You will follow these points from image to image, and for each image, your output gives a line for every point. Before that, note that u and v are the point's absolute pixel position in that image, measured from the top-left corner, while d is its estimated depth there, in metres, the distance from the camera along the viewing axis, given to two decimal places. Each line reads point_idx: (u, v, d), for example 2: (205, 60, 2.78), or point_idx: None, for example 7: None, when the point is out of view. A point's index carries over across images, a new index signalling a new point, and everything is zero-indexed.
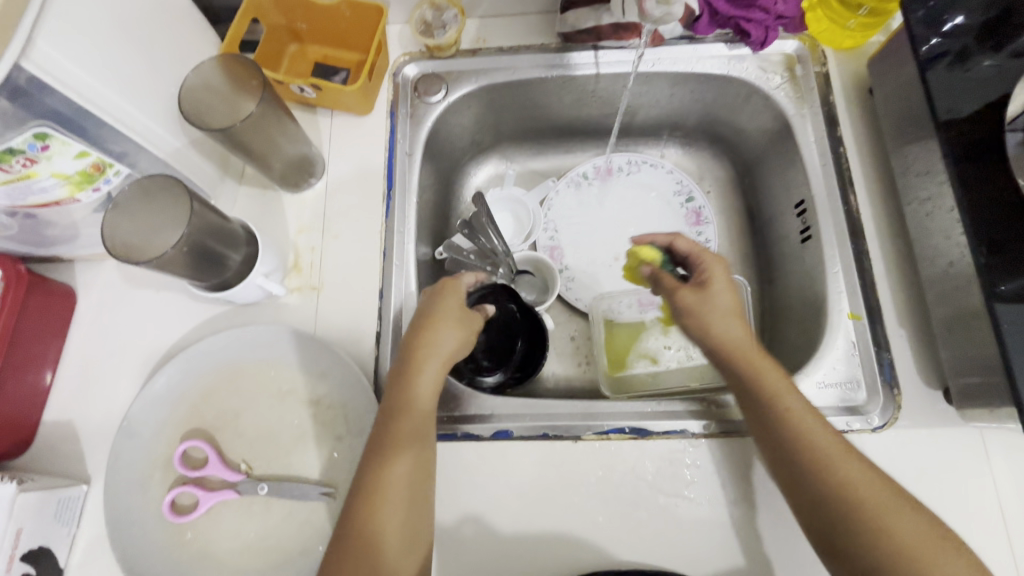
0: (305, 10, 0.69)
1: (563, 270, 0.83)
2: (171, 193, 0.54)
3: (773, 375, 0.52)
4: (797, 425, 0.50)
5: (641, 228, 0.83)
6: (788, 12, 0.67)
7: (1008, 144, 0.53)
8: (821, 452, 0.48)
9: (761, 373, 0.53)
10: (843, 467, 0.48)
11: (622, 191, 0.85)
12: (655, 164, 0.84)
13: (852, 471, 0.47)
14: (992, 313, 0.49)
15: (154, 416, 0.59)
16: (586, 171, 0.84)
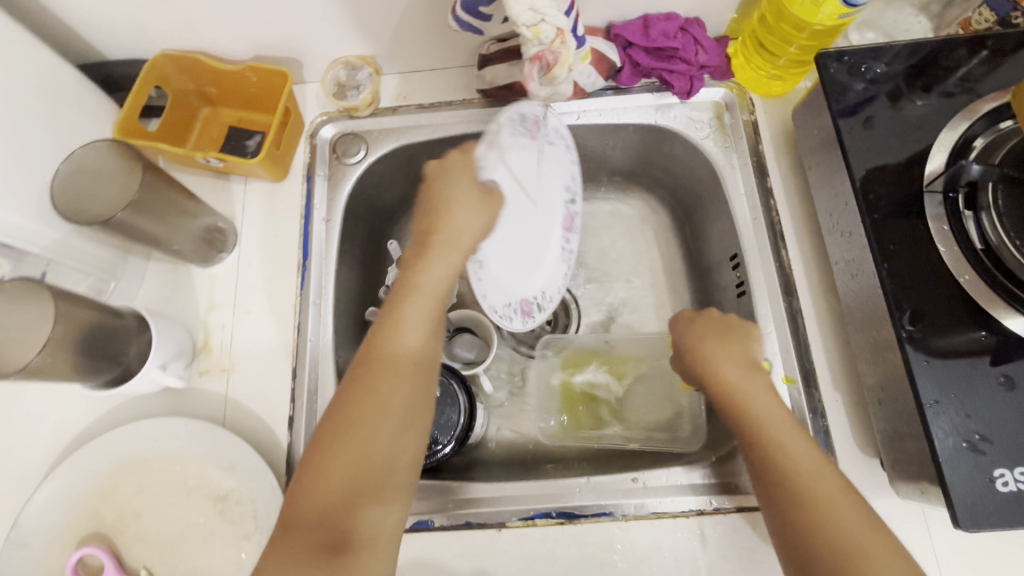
0: (211, 75, 0.66)
1: (482, 247, 0.53)
2: (37, 299, 0.51)
3: (766, 405, 0.46)
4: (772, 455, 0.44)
5: (540, 210, 0.57)
6: (710, 61, 0.66)
7: (926, 206, 0.52)
8: (808, 491, 0.42)
9: (750, 406, 0.46)
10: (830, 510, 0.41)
11: (548, 161, 0.59)
12: (559, 139, 0.60)
13: (840, 514, 0.41)
14: (912, 386, 0.48)
15: (46, 522, 0.55)
16: (535, 113, 0.55)
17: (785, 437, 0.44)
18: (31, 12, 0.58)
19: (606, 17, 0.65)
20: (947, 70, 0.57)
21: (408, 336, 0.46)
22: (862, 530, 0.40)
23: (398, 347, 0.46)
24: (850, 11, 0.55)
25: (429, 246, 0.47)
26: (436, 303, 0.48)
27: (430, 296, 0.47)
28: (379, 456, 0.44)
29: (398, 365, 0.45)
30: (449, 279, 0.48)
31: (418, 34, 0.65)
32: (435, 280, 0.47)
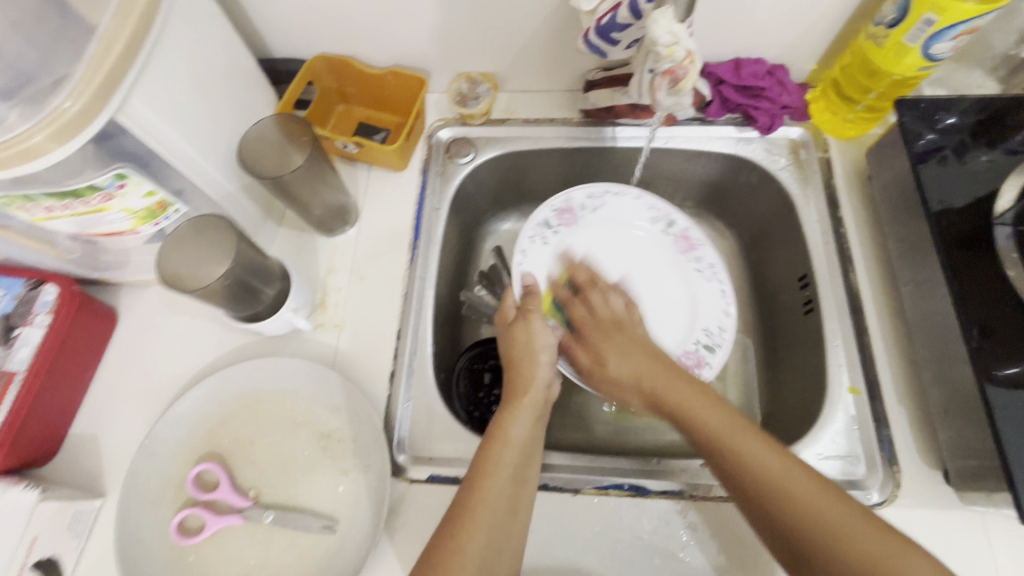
0: (355, 77, 0.77)
1: None
2: (220, 231, 0.60)
3: (668, 380, 0.55)
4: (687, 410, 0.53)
5: (654, 276, 0.74)
6: (793, 102, 0.74)
7: (997, 237, 0.57)
8: (718, 432, 0.51)
9: (672, 384, 0.55)
10: (755, 459, 0.49)
11: (605, 229, 0.75)
12: (620, 194, 0.75)
13: (763, 461, 0.48)
14: (982, 395, 0.51)
15: (174, 437, 0.62)
16: (547, 218, 0.73)
17: (686, 399, 0.53)
18: (229, 10, 0.71)
19: (701, 57, 0.75)
20: (1011, 130, 0.64)
21: (520, 435, 0.54)
22: (807, 502, 0.46)
23: (511, 449, 0.53)
24: (930, 65, 0.62)
25: (535, 361, 0.58)
26: (537, 412, 0.57)
27: (538, 405, 0.57)
28: (493, 545, 0.48)
29: (512, 462, 0.52)
30: (545, 394, 0.58)
31: (536, 58, 0.75)
32: (538, 399, 0.57)
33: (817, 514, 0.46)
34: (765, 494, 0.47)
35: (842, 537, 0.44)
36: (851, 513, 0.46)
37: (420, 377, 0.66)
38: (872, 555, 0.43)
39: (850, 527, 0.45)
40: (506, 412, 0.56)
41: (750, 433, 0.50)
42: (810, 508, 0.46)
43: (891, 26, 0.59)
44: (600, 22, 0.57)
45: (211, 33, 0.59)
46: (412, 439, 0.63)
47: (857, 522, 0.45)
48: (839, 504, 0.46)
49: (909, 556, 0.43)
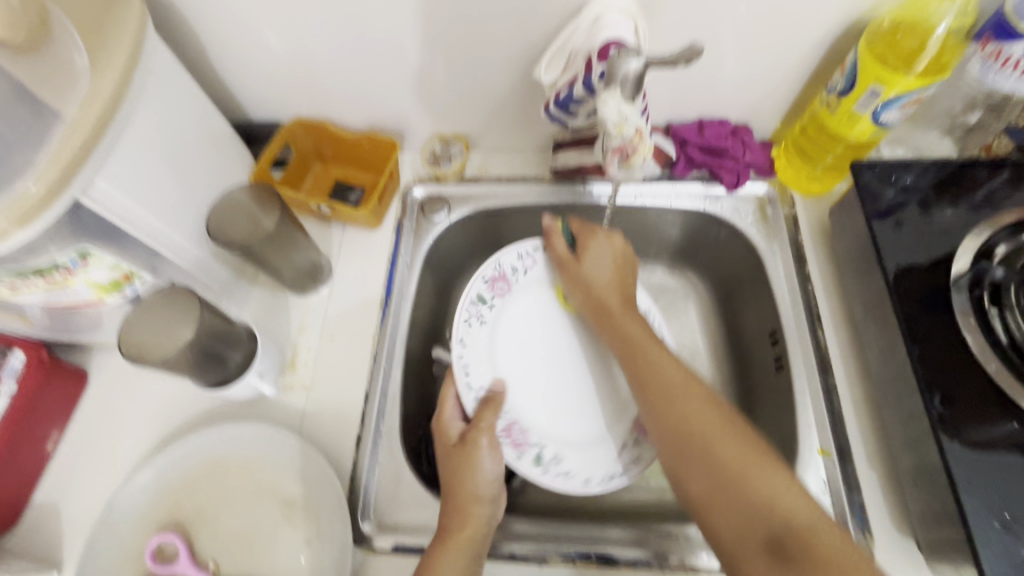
0: (331, 139, 0.79)
1: (543, 455, 0.64)
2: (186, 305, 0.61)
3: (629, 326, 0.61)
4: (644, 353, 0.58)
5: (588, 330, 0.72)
6: (756, 160, 0.75)
7: (955, 301, 0.58)
8: (659, 373, 0.56)
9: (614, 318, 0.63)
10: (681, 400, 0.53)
11: (531, 292, 0.73)
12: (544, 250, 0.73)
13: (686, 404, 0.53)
14: (944, 464, 0.51)
15: (136, 506, 0.61)
16: (480, 293, 0.70)
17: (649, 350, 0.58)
18: (208, 79, 0.73)
19: (666, 118, 0.77)
20: (973, 186, 0.64)
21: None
22: (698, 407, 0.53)
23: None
24: (880, 130, 0.63)
25: (467, 496, 0.56)
26: (474, 551, 0.54)
27: (472, 542, 0.54)
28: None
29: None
30: (486, 524, 0.56)
31: (505, 121, 0.78)
32: (475, 528, 0.55)
33: (715, 438, 0.50)
34: (683, 435, 0.51)
35: (713, 446, 0.50)
36: (748, 451, 0.49)
37: (387, 439, 0.65)
38: (743, 477, 0.47)
39: (739, 456, 0.49)
40: (440, 552, 0.53)
41: (673, 372, 0.56)
42: (698, 422, 0.51)
43: (842, 95, 0.61)
44: (558, 95, 0.60)
45: (183, 107, 0.61)
46: (377, 505, 0.62)
47: (743, 443, 0.49)
48: (723, 426, 0.51)
49: (779, 478, 0.47)
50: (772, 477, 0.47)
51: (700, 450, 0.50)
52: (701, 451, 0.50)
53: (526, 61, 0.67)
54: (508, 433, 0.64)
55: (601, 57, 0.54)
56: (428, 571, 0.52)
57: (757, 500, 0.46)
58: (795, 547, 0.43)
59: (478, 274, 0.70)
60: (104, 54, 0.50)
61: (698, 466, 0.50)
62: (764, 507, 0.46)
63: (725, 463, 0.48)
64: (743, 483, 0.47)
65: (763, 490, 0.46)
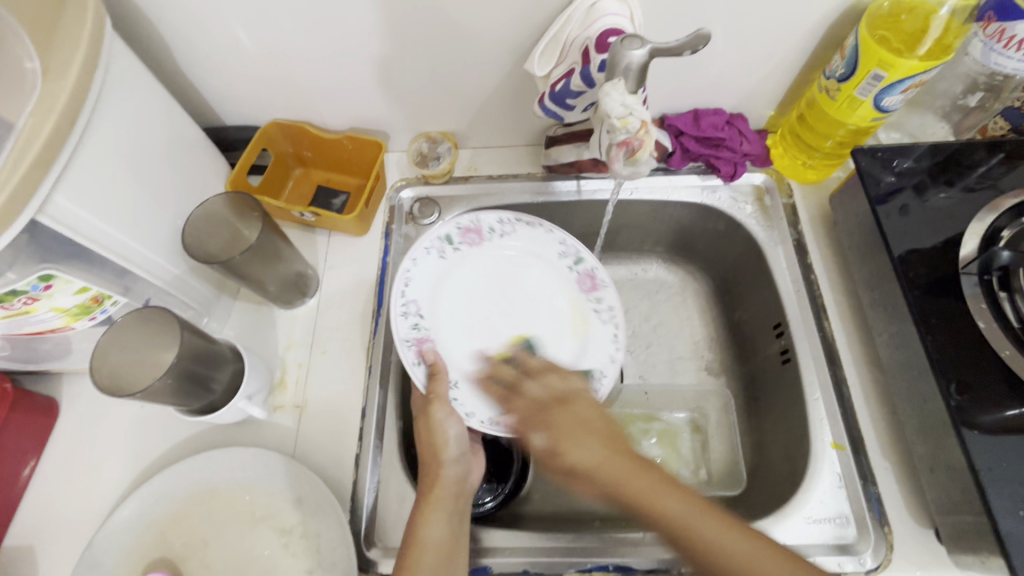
0: (311, 141, 0.75)
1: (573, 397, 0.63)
2: (161, 324, 0.57)
3: (586, 442, 0.47)
4: (598, 466, 0.46)
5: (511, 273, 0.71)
6: (753, 150, 0.74)
7: (964, 286, 0.57)
8: (641, 493, 0.44)
9: (614, 462, 0.45)
10: (702, 530, 0.42)
11: (447, 319, 0.67)
12: (424, 254, 0.68)
13: (717, 535, 0.41)
14: (966, 455, 0.50)
15: (118, 544, 0.57)
16: (420, 358, 0.61)
17: (623, 473, 0.45)
18: (173, 82, 0.69)
19: (660, 109, 0.75)
20: (966, 168, 0.64)
21: (441, 540, 0.50)
22: (654, 489, 0.44)
23: (431, 557, 0.48)
24: (881, 116, 0.62)
25: (438, 459, 0.55)
26: (451, 508, 0.52)
27: (451, 499, 0.53)
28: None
29: (437, 565, 0.48)
30: (461, 487, 0.55)
31: (494, 117, 0.74)
32: (454, 492, 0.54)
33: (696, 537, 0.42)
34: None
35: (691, 531, 0.42)
36: (775, 568, 0.40)
37: (388, 457, 0.62)
38: (739, 565, 0.40)
39: (750, 562, 0.40)
40: (422, 514, 0.51)
41: (655, 482, 0.44)
42: (654, 501, 0.43)
43: (842, 80, 0.60)
44: (554, 88, 0.57)
45: (150, 113, 0.57)
46: (381, 527, 0.59)
47: (767, 562, 0.40)
48: (763, 556, 0.41)
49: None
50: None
51: (680, 539, 0.42)
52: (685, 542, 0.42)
53: (515, 54, 0.64)
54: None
55: (600, 48, 0.51)
56: (412, 534, 0.50)
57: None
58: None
59: (404, 360, 0.60)
60: (59, 59, 0.45)
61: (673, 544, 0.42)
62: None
63: (675, 535, 0.42)
64: (744, 574, 0.40)
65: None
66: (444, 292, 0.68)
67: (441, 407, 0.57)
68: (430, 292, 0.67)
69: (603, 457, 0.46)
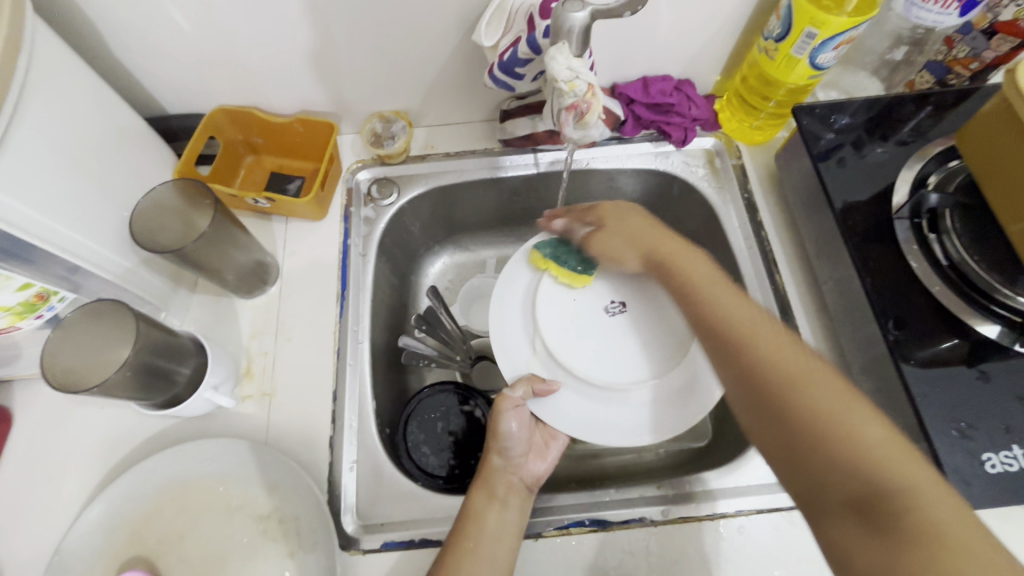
0: (260, 127, 0.73)
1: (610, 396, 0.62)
2: (116, 318, 0.56)
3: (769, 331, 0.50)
4: (749, 323, 0.51)
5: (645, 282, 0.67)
6: (701, 114, 0.76)
7: (898, 231, 0.61)
8: (766, 350, 0.49)
9: (741, 317, 0.52)
10: (802, 387, 0.46)
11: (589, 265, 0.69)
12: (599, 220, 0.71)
13: (811, 388, 0.45)
14: (904, 385, 0.54)
15: (89, 546, 0.56)
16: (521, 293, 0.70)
17: (761, 335, 0.50)
18: (108, 70, 0.66)
19: (610, 78, 0.76)
20: (899, 122, 0.67)
21: (499, 523, 0.55)
22: (772, 342, 0.49)
23: (489, 525, 0.54)
24: (818, 73, 0.65)
25: (492, 449, 0.60)
26: (517, 491, 0.59)
27: (500, 486, 0.58)
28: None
29: (488, 538, 0.53)
30: (511, 477, 0.59)
31: (448, 93, 0.74)
32: (503, 476, 0.59)
33: (816, 394, 0.45)
34: (799, 423, 0.45)
35: (748, 333, 0.51)
36: (867, 418, 0.43)
37: (362, 436, 0.63)
38: (789, 376, 0.47)
39: (853, 418, 0.43)
40: (479, 492, 0.57)
41: (779, 348, 0.49)
42: (737, 326, 0.51)
43: (778, 40, 0.62)
44: (502, 58, 0.57)
45: (82, 102, 0.55)
46: (360, 504, 0.59)
47: (834, 386, 0.45)
48: (854, 403, 0.44)
49: (874, 423, 0.43)
50: (860, 424, 0.43)
51: (725, 335, 0.52)
52: (729, 344, 0.51)
53: (463, 28, 0.64)
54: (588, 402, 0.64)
55: (544, 14, 0.52)
56: (470, 511, 0.55)
57: (795, 409, 0.45)
58: (855, 480, 0.41)
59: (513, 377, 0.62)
60: None
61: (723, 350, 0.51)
62: (806, 407, 0.45)
63: (773, 367, 0.48)
64: (777, 364, 0.48)
65: (843, 425, 0.43)
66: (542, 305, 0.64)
67: (511, 407, 0.59)
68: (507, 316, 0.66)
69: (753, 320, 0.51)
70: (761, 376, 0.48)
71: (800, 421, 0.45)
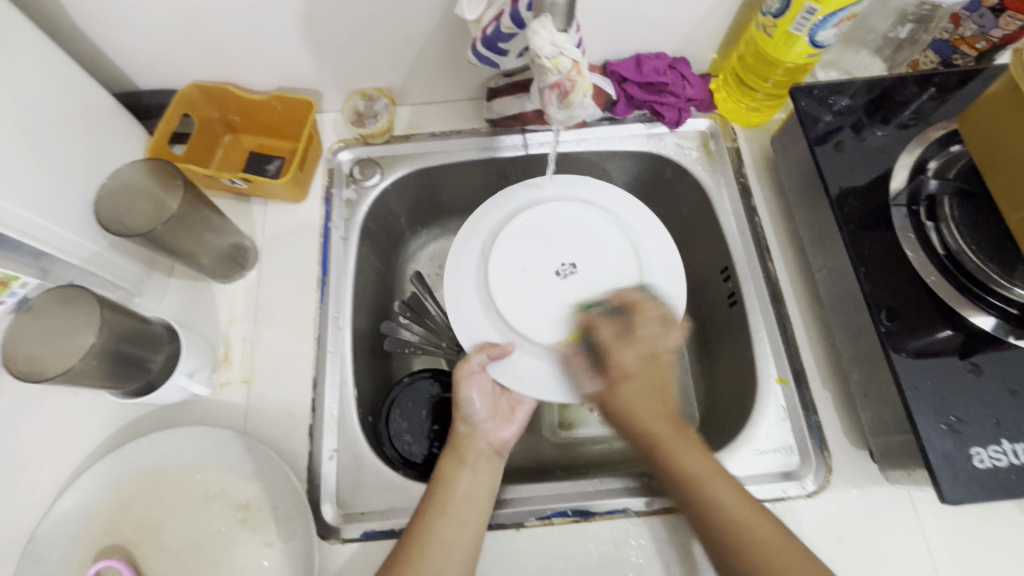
0: (237, 104, 0.70)
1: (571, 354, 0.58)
2: (83, 302, 0.54)
3: (689, 454, 0.49)
4: (679, 459, 0.49)
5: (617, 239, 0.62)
6: (697, 94, 0.73)
7: (895, 218, 0.59)
8: (709, 489, 0.48)
9: (676, 455, 0.49)
10: (739, 513, 0.47)
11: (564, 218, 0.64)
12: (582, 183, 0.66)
13: (747, 516, 0.47)
14: (894, 377, 0.53)
15: (64, 534, 0.55)
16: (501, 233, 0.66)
17: (702, 469, 0.49)
18: (73, 41, 0.62)
19: (602, 56, 0.73)
20: (901, 105, 0.65)
21: (469, 487, 0.55)
22: (702, 468, 0.49)
23: (458, 491, 0.54)
24: (818, 51, 0.62)
25: (460, 416, 0.60)
26: (485, 458, 0.58)
27: (470, 453, 0.58)
28: (441, 563, 0.49)
29: (457, 502, 0.53)
30: (480, 444, 0.59)
31: (433, 69, 0.71)
32: (473, 440, 0.59)
33: (752, 530, 0.46)
34: (741, 554, 0.46)
35: (695, 474, 0.49)
36: (803, 555, 0.45)
37: (343, 425, 0.61)
38: (711, 494, 0.48)
39: (792, 558, 0.45)
40: (447, 460, 0.57)
41: (718, 481, 0.48)
42: (678, 457, 0.49)
43: (777, 16, 0.59)
44: (485, 33, 0.53)
45: (38, 78, 0.52)
46: (340, 493, 0.59)
47: (761, 521, 0.47)
48: (783, 537, 0.46)
49: (807, 566, 0.44)
50: (805, 569, 0.44)
51: (662, 461, 0.50)
52: (702, 515, 0.48)
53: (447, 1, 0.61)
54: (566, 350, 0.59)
55: None
56: (437, 480, 0.55)
57: (732, 534, 0.46)
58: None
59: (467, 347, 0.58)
60: None
61: (652, 450, 0.51)
62: (747, 542, 0.46)
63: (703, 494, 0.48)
64: (693, 479, 0.48)
65: (750, 529, 0.46)
66: (504, 239, 0.62)
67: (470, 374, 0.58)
68: (474, 240, 0.63)
69: (705, 466, 0.49)
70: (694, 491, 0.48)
71: (747, 561, 0.45)
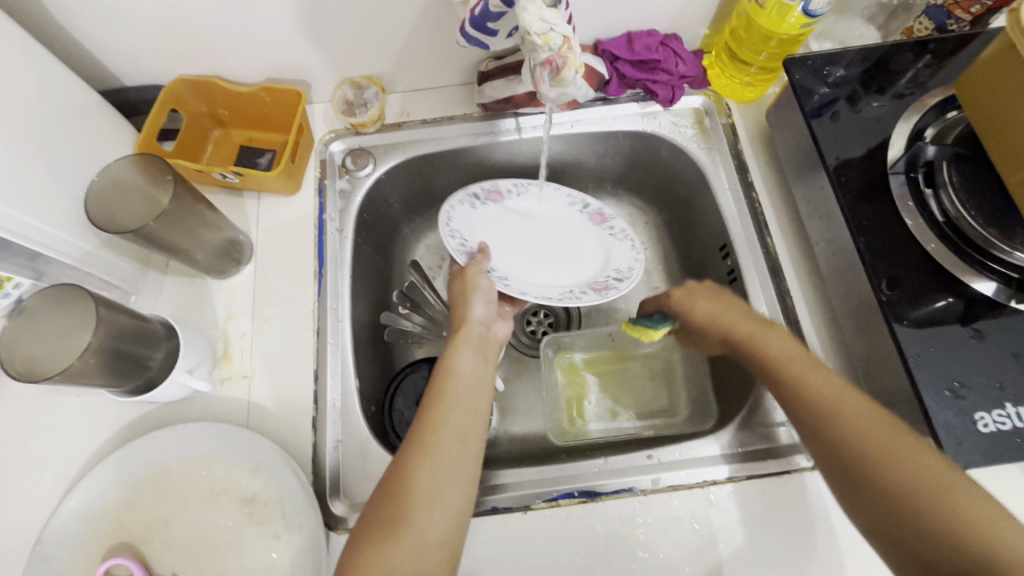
0: (225, 98, 0.69)
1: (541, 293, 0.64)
2: (76, 300, 0.53)
3: (828, 387, 0.47)
4: (824, 400, 0.47)
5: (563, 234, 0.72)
6: (689, 71, 0.72)
7: (892, 187, 0.58)
8: (865, 432, 0.44)
9: (814, 388, 0.48)
10: (894, 449, 0.43)
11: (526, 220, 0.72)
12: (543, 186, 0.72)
13: (900, 449, 0.43)
14: (896, 345, 0.53)
15: (71, 535, 0.55)
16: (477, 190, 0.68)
17: (859, 413, 0.45)
18: (54, 39, 0.61)
19: (593, 35, 0.72)
20: (897, 73, 0.64)
21: (461, 428, 0.48)
22: (848, 406, 0.46)
23: (450, 440, 0.48)
24: (811, 21, 0.61)
25: (465, 306, 0.57)
26: (469, 392, 0.51)
27: (458, 389, 0.51)
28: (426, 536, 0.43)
29: (445, 463, 0.47)
30: (484, 337, 0.56)
31: (422, 54, 0.70)
32: (466, 390, 0.51)
33: (908, 473, 0.42)
34: (909, 500, 0.41)
35: (853, 428, 0.45)
36: (969, 488, 0.41)
37: (346, 416, 0.61)
38: (843, 418, 0.45)
39: (965, 501, 0.40)
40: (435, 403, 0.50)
41: (878, 422, 0.45)
42: (832, 401, 0.46)
43: None
44: (474, 13, 0.52)
45: (20, 76, 0.51)
46: (345, 483, 0.59)
47: (916, 451, 0.43)
48: (950, 476, 0.41)
49: (968, 491, 0.41)
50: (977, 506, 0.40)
51: (816, 407, 0.47)
52: (862, 463, 0.44)
53: None
54: (592, 288, 0.66)
55: None
56: (421, 432, 0.48)
57: (884, 481, 0.42)
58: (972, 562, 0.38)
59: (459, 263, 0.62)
60: None
61: (836, 402, 0.46)
62: (914, 487, 0.41)
63: (861, 452, 0.44)
64: (817, 394, 0.47)
65: (908, 478, 0.42)
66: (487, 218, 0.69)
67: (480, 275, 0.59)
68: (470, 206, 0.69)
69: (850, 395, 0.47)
70: (827, 416, 0.46)
71: (918, 514, 0.40)
